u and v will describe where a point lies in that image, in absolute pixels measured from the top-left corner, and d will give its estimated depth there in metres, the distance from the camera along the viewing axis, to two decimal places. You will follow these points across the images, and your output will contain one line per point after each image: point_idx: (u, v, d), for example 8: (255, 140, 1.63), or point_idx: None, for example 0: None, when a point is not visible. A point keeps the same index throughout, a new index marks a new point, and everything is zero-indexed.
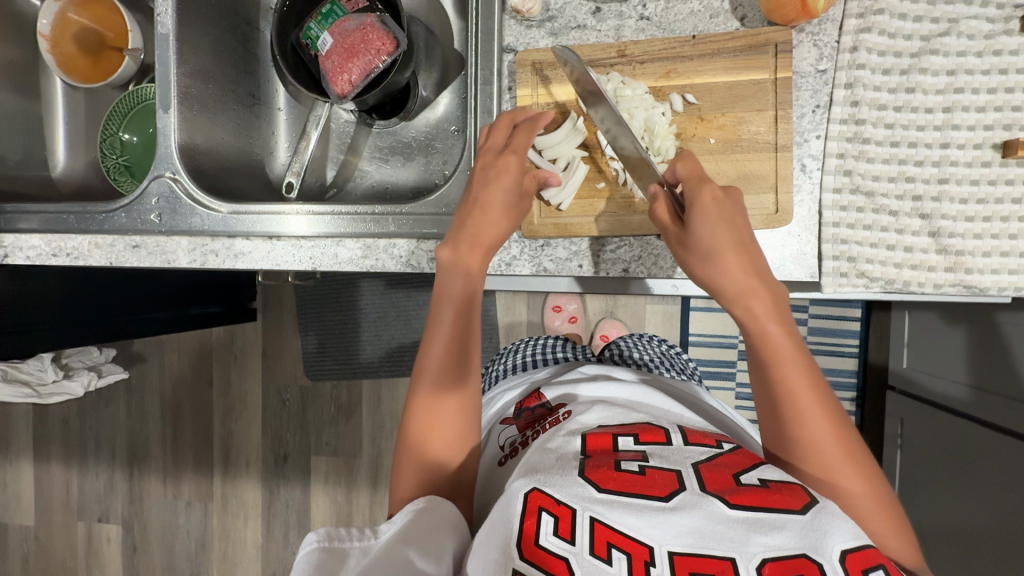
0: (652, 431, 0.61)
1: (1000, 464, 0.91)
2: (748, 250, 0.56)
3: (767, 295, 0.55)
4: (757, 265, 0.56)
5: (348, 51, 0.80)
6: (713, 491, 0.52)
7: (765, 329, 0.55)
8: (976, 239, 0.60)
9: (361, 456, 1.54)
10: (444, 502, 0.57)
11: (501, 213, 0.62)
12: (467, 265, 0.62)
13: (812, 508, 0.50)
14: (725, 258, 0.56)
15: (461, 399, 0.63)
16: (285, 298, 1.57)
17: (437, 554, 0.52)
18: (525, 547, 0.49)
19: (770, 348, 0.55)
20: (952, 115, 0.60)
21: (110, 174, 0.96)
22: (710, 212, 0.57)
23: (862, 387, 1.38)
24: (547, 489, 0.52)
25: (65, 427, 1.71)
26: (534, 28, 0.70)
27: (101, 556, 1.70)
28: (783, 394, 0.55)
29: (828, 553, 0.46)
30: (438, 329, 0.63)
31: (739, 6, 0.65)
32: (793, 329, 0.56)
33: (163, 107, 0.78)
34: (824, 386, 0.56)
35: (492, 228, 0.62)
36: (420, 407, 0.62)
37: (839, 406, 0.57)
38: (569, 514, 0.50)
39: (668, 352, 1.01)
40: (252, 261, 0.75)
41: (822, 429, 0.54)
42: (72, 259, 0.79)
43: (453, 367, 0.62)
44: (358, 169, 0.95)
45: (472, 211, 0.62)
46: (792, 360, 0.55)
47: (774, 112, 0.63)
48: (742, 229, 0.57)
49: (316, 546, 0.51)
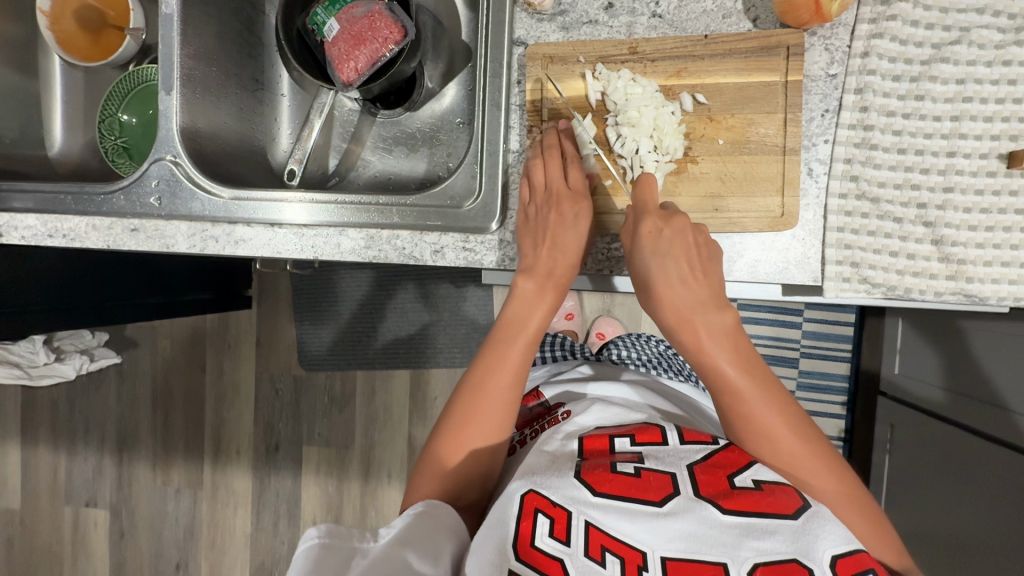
0: (649, 430, 0.60)
1: (989, 472, 0.93)
2: (699, 277, 0.59)
3: (707, 326, 0.58)
4: (712, 289, 0.60)
5: (355, 39, 0.79)
6: (707, 495, 0.52)
7: (712, 360, 0.58)
8: (979, 248, 0.61)
9: (353, 447, 1.53)
10: (442, 506, 0.58)
11: (571, 259, 0.63)
12: (546, 300, 0.63)
13: (804, 513, 0.50)
14: (673, 291, 0.59)
15: (507, 390, 0.62)
16: (280, 286, 1.55)
17: (435, 555, 0.52)
18: (521, 548, 0.49)
19: (722, 377, 0.57)
20: (960, 124, 0.61)
21: (108, 156, 0.95)
22: (643, 248, 0.59)
23: (854, 391, 1.39)
24: (543, 490, 0.52)
25: (54, 410, 1.69)
26: (546, 22, 0.69)
27: (87, 541, 1.68)
28: (736, 422, 0.58)
29: (819, 558, 0.47)
30: (486, 351, 0.63)
31: (753, 6, 0.65)
32: (744, 352, 0.58)
33: (165, 88, 0.77)
34: (784, 402, 0.57)
35: (566, 264, 0.63)
36: (461, 406, 0.62)
37: (804, 415, 0.58)
38: (565, 515, 0.50)
39: (664, 353, 1.01)
40: (252, 248, 0.74)
41: (784, 447, 0.56)
42: (68, 241, 0.77)
43: (492, 394, 0.61)
44: (361, 158, 0.94)
45: (552, 254, 0.63)
46: (739, 388, 0.57)
47: (783, 115, 0.63)
48: (684, 260, 0.59)
49: (316, 542, 0.49)
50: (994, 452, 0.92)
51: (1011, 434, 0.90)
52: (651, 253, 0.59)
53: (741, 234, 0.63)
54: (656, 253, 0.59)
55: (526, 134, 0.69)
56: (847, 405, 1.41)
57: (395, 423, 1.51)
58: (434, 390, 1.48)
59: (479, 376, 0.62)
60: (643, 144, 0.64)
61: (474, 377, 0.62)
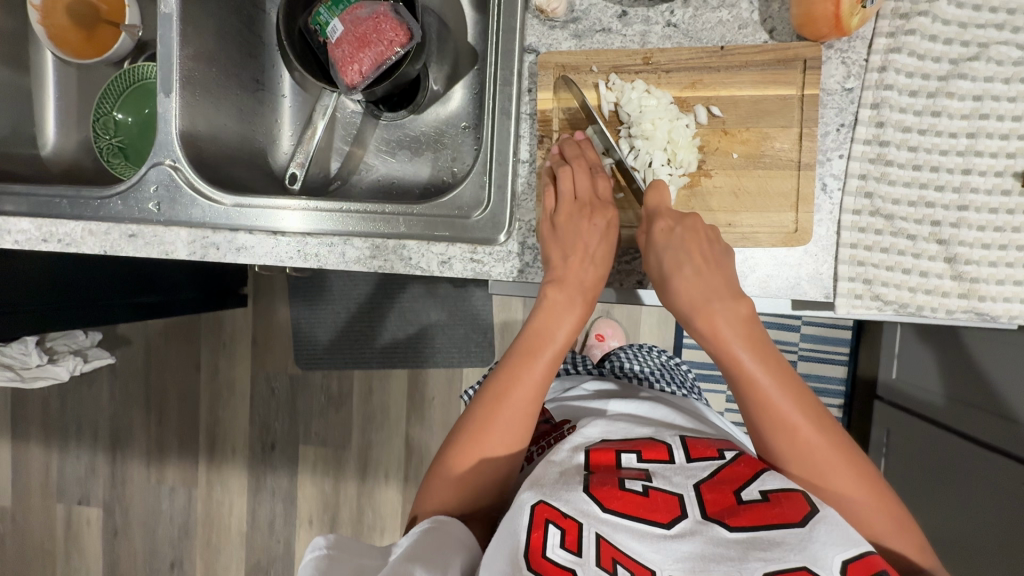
0: (655, 447, 0.59)
1: (991, 480, 0.93)
2: (714, 269, 0.59)
3: (723, 314, 0.57)
4: (728, 281, 0.59)
5: (359, 41, 0.77)
6: (714, 515, 0.51)
7: (730, 350, 0.57)
8: (992, 266, 0.60)
9: (350, 446, 1.52)
10: (453, 522, 0.57)
11: (600, 273, 0.63)
12: (572, 311, 0.62)
13: (812, 520, 0.49)
14: (690, 282, 0.58)
15: (526, 410, 0.61)
16: (277, 285, 1.52)
17: (443, 567, 0.51)
18: (533, 558, 0.48)
19: (741, 367, 0.56)
20: (976, 141, 0.60)
21: (102, 156, 0.92)
22: (657, 244, 0.60)
23: (851, 395, 1.40)
24: (553, 502, 0.52)
25: (45, 408, 1.67)
26: (558, 29, 0.67)
27: (80, 539, 1.67)
28: (755, 412, 0.56)
29: (829, 565, 0.46)
30: (507, 363, 0.63)
31: (769, 17, 0.64)
32: (762, 342, 0.57)
33: (164, 90, 0.74)
34: (802, 392, 0.56)
35: (592, 275, 0.63)
36: (478, 421, 0.61)
37: (821, 405, 0.57)
38: (576, 526, 0.50)
39: (668, 363, 0.99)
40: (254, 256, 0.72)
41: (803, 440, 0.55)
42: (63, 245, 0.76)
43: (511, 411, 0.60)
44: (363, 162, 0.92)
45: (580, 264, 0.62)
46: (758, 378, 0.56)
47: (799, 129, 0.63)
48: (696, 254, 0.59)
49: (322, 552, 0.50)
50: (995, 461, 0.93)
51: (1012, 443, 0.91)
52: (664, 247, 0.60)
53: (753, 249, 0.63)
54: (672, 247, 0.59)
55: (538, 143, 0.68)
56: (844, 407, 1.41)
57: (392, 423, 1.50)
58: (432, 391, 1.47)
59: (502, 388, 0.61)
60: (657, 157, 0.63)
61: (495, 391, 0.61)
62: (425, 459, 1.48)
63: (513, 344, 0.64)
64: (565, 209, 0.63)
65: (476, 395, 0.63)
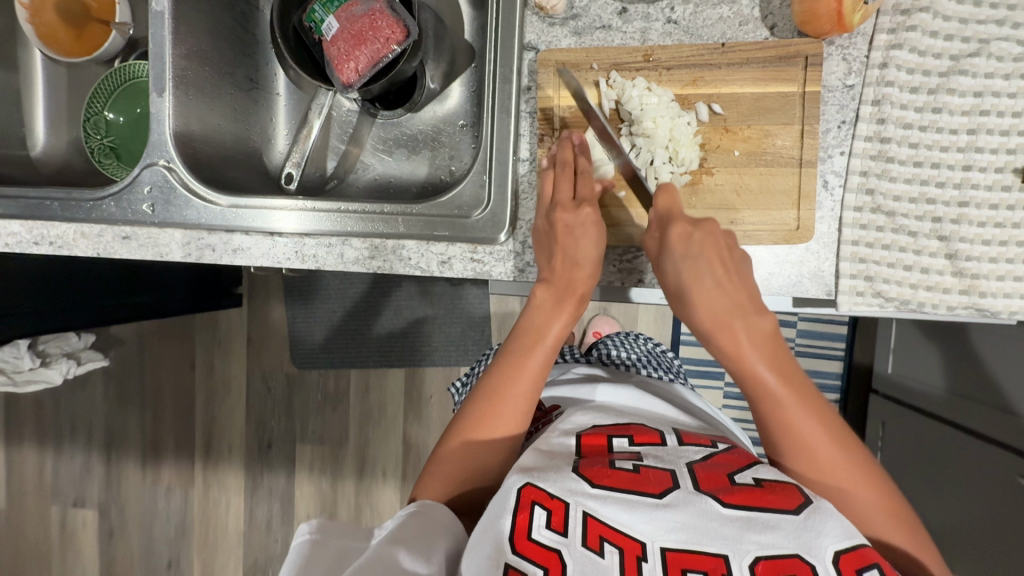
0: (648, 433, 0.59)
1: (990, 473, 0.93)
2: (733, 280, 0.58)
3: (745, 328, 0.56)
4: (750, 294, 0.58)
5: (355, 38, 0.76)
6: (708, 490, 0.50)
7: (747, 364, 0.56)
8: (992, 262, 0.60)
9: (348, 445, 1.51)
10: (438, 506, 0.57)
11: (590, 272, 0.62)
12: (557, 314, 0.62)
13: (806, 509, 0.49)
14: (709, 296, 0.57)
15: (518, 406, 0.60)
16: (272, 284, 1.51)
17: (428, 553, 0.50)
18: (518, 542, 0.47)
19: (759, 384, 0.56)
20: (976, 137, 0.60)
21: (93, 156, 0.90)
22: (672, 251, 0.59)
23: (846, 388, 1.38)
24: (540, 483, 0.50)
25: (38, 411, 1.64)
26: (557, 26, 0.67)
27: (76, 541, 1.65)
28: (778, 432, 0.56)
29: (822, 555, 0.45)
30: (500, 364, 0.62)
31: (770, 14, 0.63)
32: (783, 359, 0.56)
33: (157, 89, 0.73)
34: (822, 406, 0.56)
35: (584, 277, 0.62)
36: (471, 418, 0.61)
37: (839, 418, 0.57)
38: (562, 506, 0.49)
39: (654, 350, 0.98)
40: (251, 257, 0.72)
41: (820, 456, 0.55)
42: (55, 248, 0.74)
43: (505, 408, 0.60)
44: (360, 160, 0.91)
45: (564, 267, 0.62)
46: (779, 395, 0.55)
47: (800, 126, 0.62)
48: (716, 262, 0.58)
49: (308, 537, 0.51)
50: (993, 453, 0.93)
51: (1009, 436, 0.91)
52: (682, 253, 0.58)
53: (755, 247, 0.63)
54: (688, 253, 0.58)
55: (538, 142, 0.67)
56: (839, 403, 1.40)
57: (390, 421, 1.49)
58: (430, 388, 1.47)
59: (495, 385, 0.61)
60: (658, 155, 0.63)
61: (488, 389, 0.61)
62: (423, 457, 1.47)
63: (508, 340, 0.64)
64: (543, 215, 0.64)
65: (470, 391, 0.63)
